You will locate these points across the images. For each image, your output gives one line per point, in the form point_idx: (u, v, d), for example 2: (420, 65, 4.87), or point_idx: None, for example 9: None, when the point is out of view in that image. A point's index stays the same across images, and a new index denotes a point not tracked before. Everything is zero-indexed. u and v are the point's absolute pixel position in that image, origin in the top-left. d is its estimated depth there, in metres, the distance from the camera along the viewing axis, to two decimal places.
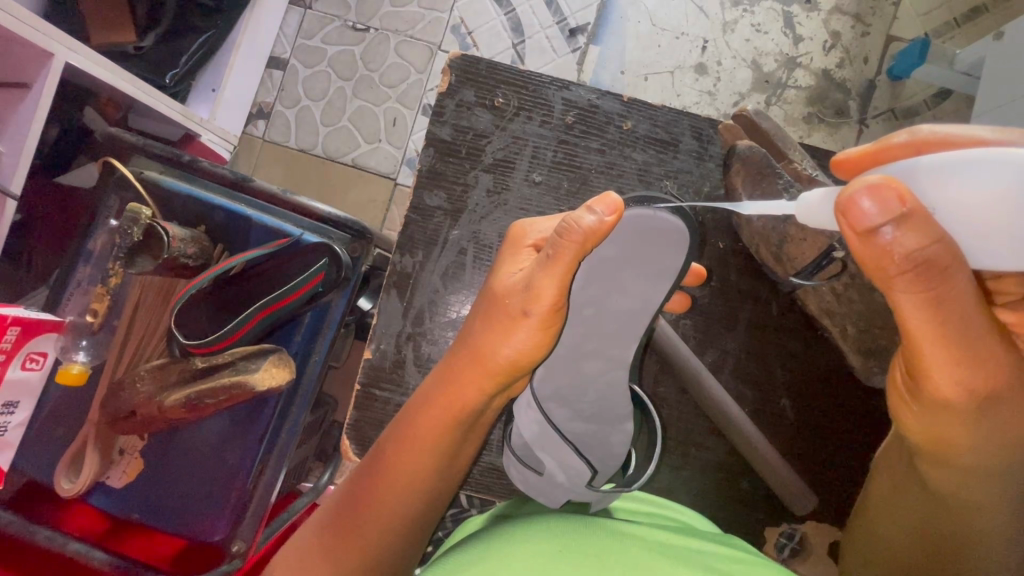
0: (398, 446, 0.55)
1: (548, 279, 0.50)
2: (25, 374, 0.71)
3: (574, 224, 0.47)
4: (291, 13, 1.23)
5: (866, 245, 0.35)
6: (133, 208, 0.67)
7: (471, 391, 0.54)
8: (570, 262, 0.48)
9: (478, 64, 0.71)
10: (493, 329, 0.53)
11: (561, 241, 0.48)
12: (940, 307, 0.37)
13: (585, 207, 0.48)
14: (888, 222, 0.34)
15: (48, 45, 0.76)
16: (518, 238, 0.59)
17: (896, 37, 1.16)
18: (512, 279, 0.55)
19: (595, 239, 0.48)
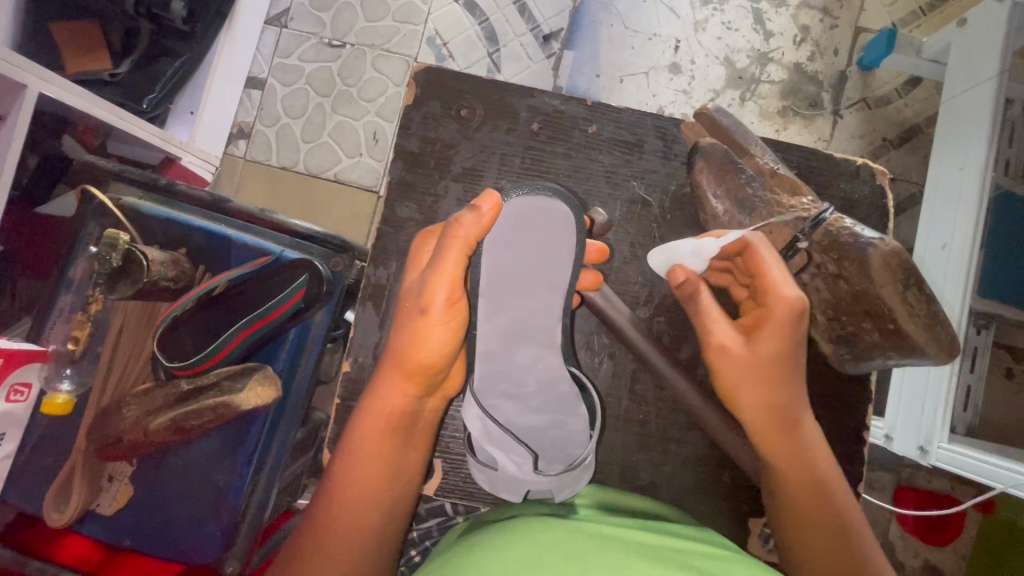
0: (353, 456, 0.56)
1: (437, 280, 0.55)
2: (9, 406, 0.71)
3: (457, 225, 0.55)
4: (266, 33, 1.24)
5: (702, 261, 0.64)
6: (111, 234, 0.66)
7: (397, 393, 0.58)
8: (458, 259, 0.55)
9: (444, 75, 0.72)
10: (405, 332, 0.57)
11: (448, 238, 0.55)
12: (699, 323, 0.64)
13: (464, 212, 0.56)
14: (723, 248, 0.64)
15: (21, 77, 0.77)
16: (421, 248, 0.61)
17: (864, 28, 1.18)
18: (416, 284, 0.58)
19: (483, 232, 0.55)
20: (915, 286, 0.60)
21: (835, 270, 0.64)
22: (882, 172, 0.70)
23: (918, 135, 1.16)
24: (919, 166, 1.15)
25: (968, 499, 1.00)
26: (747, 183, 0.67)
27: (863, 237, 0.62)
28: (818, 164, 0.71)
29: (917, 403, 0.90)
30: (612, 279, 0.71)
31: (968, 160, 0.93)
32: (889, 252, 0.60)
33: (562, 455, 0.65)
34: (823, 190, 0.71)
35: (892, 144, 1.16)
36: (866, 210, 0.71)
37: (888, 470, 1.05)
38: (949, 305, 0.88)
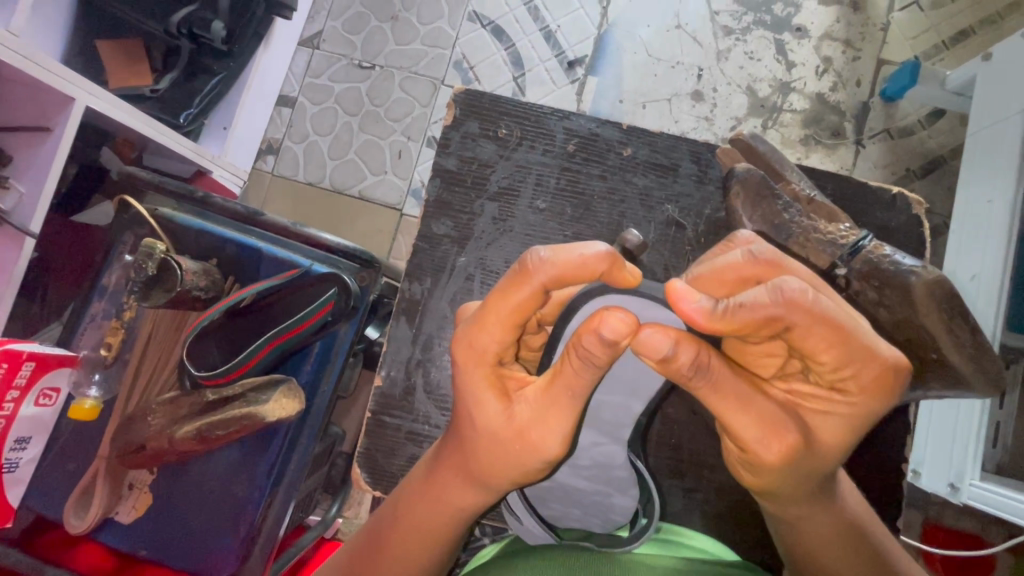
0: (390, 533, 0.50)
1: (553, 425, 0.43)
2: (38, 410, 0.73)
3: (588, 352, 0.39)
4: (300, 54, 1.28)
5: (679, 307, 0.40)
6: (148, 243, 0.70)
7: (450, 491, 0.48)
8: (577, 407, 0.42)
9: (482, 97, 0.73)
10: (497, 460, 0.45)
11: (571, 369, 0.41)
12: (701, 373, 0.40)
13: (598, 317, 0.39)
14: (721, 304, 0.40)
15: (68, 90, 0.80)
16: (476, 357, 0.44)
17: (886, 60, 1.20)
18: (510, 418, 0.43)
19: (641, 352, 0.41)
20: (960, 316, 0.60)
21: (877, 297, 0.64)
22: (917, 201, 0.70)
23: (943, 166, 1.16)
24: (944, 197, 1.15)
25: (999, 541, 0.97)
26: (785, 209, 0.66)
27: (904, 265, 0.62)
28: (852, 192, 0.71)
29: (947, 437, 0.89)
30: None
31: (996, 192, 0.93)
32: (931, 281, 0.60)
33: (604, 522, 0.59)
34: (857, 216, 0.71)
35: (916, 175, 1.16)
36: (902, 238, 0.70)
37: (915, 506, 1.02)
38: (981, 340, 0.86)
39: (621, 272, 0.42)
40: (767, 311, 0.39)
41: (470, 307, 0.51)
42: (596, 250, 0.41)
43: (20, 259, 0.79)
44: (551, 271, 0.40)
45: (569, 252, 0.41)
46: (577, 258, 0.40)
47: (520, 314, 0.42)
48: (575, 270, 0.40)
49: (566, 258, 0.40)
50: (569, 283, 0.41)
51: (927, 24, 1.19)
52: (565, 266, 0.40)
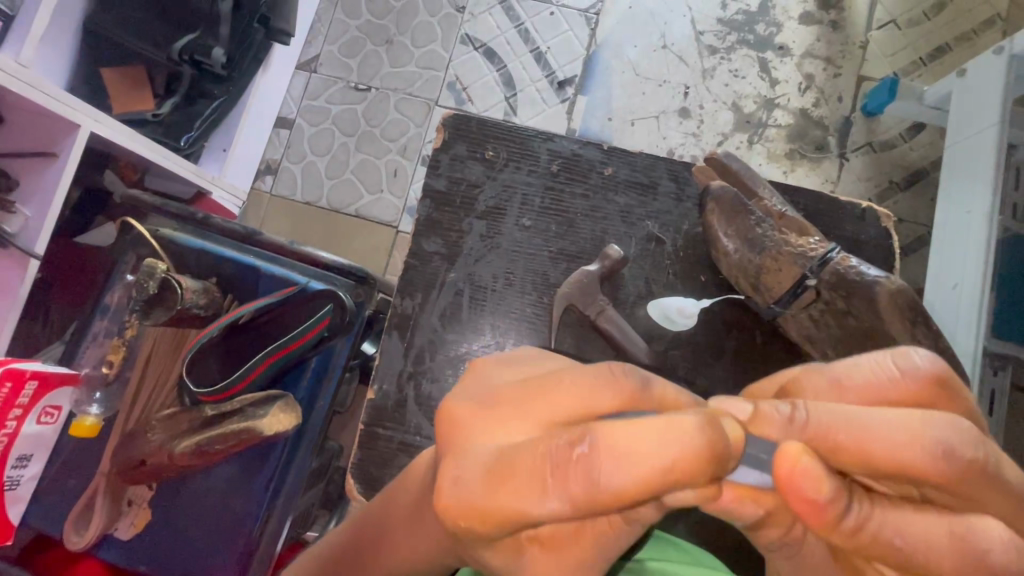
0: (386, 540, 0.51)
1: (574, 571, 0.39)
2: (40, 428, 0.75)
3: (640, 513, 0.37)
4: (297, 77, 1.31)
5: (805, 512, 0.33)
6: (151, 262, 0.72)
7: (432, 551, 0.48)
8: (594, 561, 0.39)
9: (470, 121, 0.77)
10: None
11: (609, 523, 0.37)
12: (783, 547, 0.40)
13: (663, 485, 0.33)
14: (851, 522, 0.33)
15: (73, 116, 0.83)
16: (485, 522, 0.35)
17: (866, 77, 1.23)
18: (515, 569, 0.39)
19: (723, 517, 0.36)
20: (921, 323, 0.62)
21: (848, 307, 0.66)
22: (887, 215, 0.73)
23: (924, 178, 1.19)
24: (926, 208, 1.18)
25: None
26: (757, 224, 0.69)
27: (868, 275, 0.64)
28: (826, 205, 0.74)
29: None
30: (628, 312, 0.72)
31: (973, 203, 0.96)
32: (895, 290, 0.63)
33: None
34: (831, 229, 0.73)
35: (898, 187, 1.19)
36: (875, 249, 0.73)
37: None
38: (962, 347, 0.88)
39: (729, 458, 0.31)
40: (914, 546, 0.34)
41: (460, 411, 0.39)
42: (699, 436, 0.30)
43: (24, 280, 0.82)
44: (609, 469, 0.32)
45: (648, 451, 0.31)
46: (675, 457, 0.30)
47: (557, 488, 0.33)
48: (657, 480, 0.31)
49: (643, 463, 0.31)
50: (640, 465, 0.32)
51: (905, 41, 1.24)
52: (644, 478, 0.31)
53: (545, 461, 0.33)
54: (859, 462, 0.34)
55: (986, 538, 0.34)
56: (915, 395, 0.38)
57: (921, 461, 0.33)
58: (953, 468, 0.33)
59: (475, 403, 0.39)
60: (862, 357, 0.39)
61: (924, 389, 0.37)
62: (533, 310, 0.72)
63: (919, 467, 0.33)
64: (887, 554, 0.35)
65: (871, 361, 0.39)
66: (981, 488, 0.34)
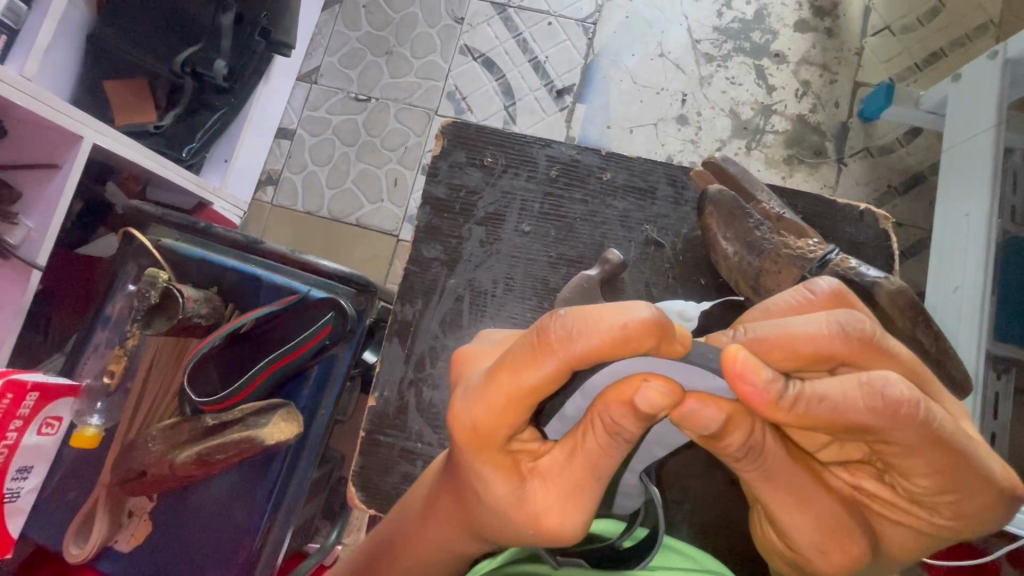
0: (404, 543, 0.52)
1: (573, 504, 0.42)
2: (40, 439, 0.74)
3: (619, 427, 0.39)
4: (298, 88, 1.33)
5: (748, 390, 0.37)
6: (153, 272, 0.73)
7: (441, 527, 0.50)
8: (587, 492, 0.42)
9: (469, 128, 0.77)
10: (507, 526, 0.44)
11: (595, 445, 0.40)
12: (750, 453, 0.42)
13: (633, 385, 0.38)
14: (792, 392, 0.37)
15: (77, 128, 0.84)
16: (480, 438, 0.42)
17: (862, 83, 1.24)
18: (519, 494, 0.43)
19: (686, 422, 0.40)
20: (923, 323, 0.63)
21: None
22: (885, 217, 0.73)
23: (923, 182, 1.19)
24: (925, 212, 1.18)
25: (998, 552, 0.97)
26: (756, 227, 0.68)
27: (868, 276, 0.64)
28: (824, 208, 0.74)
29: None
30: None
31: (972, 206, 0.96)
32: (895, 291, 0.63)
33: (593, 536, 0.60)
34: (829, 232, 0.73)
35: (897, 191, 1.19)
36: (872, 251, 0.73)
37: None
38: (964, 349, 0.88)
39: (670, 343, 0.36)
40: (845, 409, 0.38)
41: (471, 353, 0.49)
42: (641, 318, 0.36)
43: (26, 291, 0.82)
44: (576, 334, 0.37)
45: (602, 317, 0.36)
46: (619, 332, 0.35)
47: (534, 396, 0.39)
48: (613, 342, 0.36)
49: (601, 326, 0.36)
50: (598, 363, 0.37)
51: (900, 47, 1.25)
52: (601, 339, 0.36)
53: (521, 344, 0.38)
54: (786, 354, 0.41)
55: (893, 385, 0.38)
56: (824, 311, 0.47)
57: (827, 341, 0.41)
58: (851, 342, 0.41)
59: (483, 345, 0.49)
60: (781, 292, 0.49)
61: (829, 305, 0.47)
62: (533, 316, 0.72)
63: (827, 344, 0.41)
64: (834, 425, 0.39)
65: (788, 293, 0.48)
66: (878, 358, 0.42)
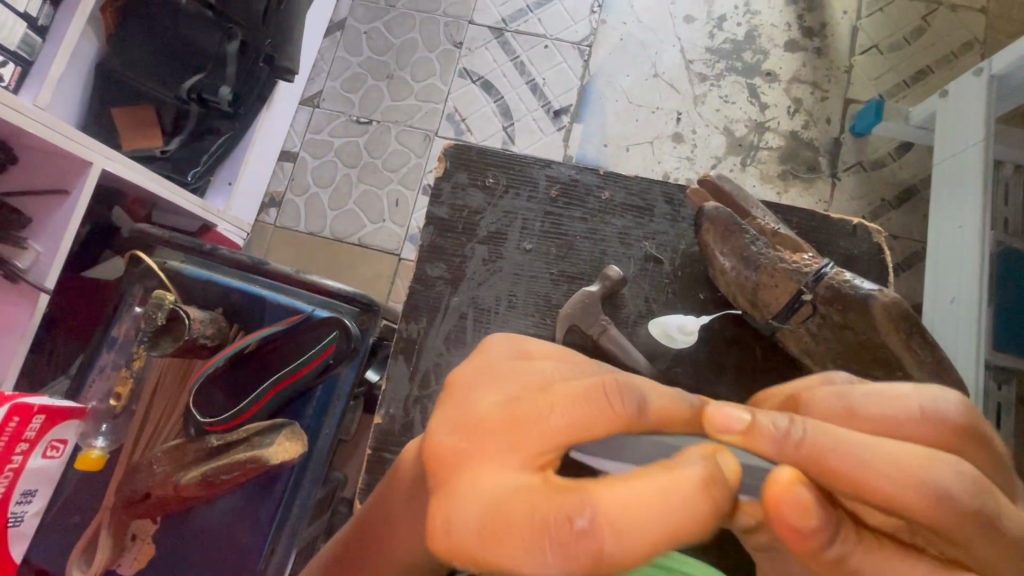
0: None
1: None
2: (45, 462, 0.75)
3: None
4: (301, 112, 1.35)
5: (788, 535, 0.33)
6: (159, 295, 0.74)
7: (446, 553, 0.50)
8: None
9: (469, 151, 0.79)
10: None
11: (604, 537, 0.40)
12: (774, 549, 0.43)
13: None
14: (836, 551, 0.33)
15: (86, 155, 0.86)
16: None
17: (853, 100, 1.27)
18: None
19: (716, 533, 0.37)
20: (919, 334, 0.62)
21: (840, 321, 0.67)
22: (878, 230, 0.74)
23: (916, 195, 1.21)
24: (920, 224, 1.20)
25: None
26: (752, 242, 0.69)
27: (864, 288, 0.65)
28: (819, 223, 0.76)
29: None
30: (629, 332, 0.73)
31: (966, 218, 0.97)
32: (889, 302, 0.63)
33: None
34: (824, 246, 0.75)
35: (892, 205, 1.21)
36: (866, 265, 0.74)
37: None
38: (963, 359, 0.89)
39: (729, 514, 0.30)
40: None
41: (445, 452, 0.35)
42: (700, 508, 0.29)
43: (34, 315, 0.83)
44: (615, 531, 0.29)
45: (649, 520, 0.29)
46: (673, 528, 0.29)
47: None
48: (654, 542, 0.29)
49: (647, 521, 0.29)
50: None
51: (889, 65, 1.28)
52: (653, 541, 0.29)
53: (535, 520, 0.30)
54: (857, 495, 0.33)
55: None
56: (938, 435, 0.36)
57: (918, 505, 0.33)
58: (951, 515, 0.33)
59: (457, 435, 0.35)
60: (897, 386, 0.38)
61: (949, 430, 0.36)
62: (536, 332, 0.73)
63: (913, 507, 0.33)
64: None
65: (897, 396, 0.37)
66: (983, 541, 0.34)
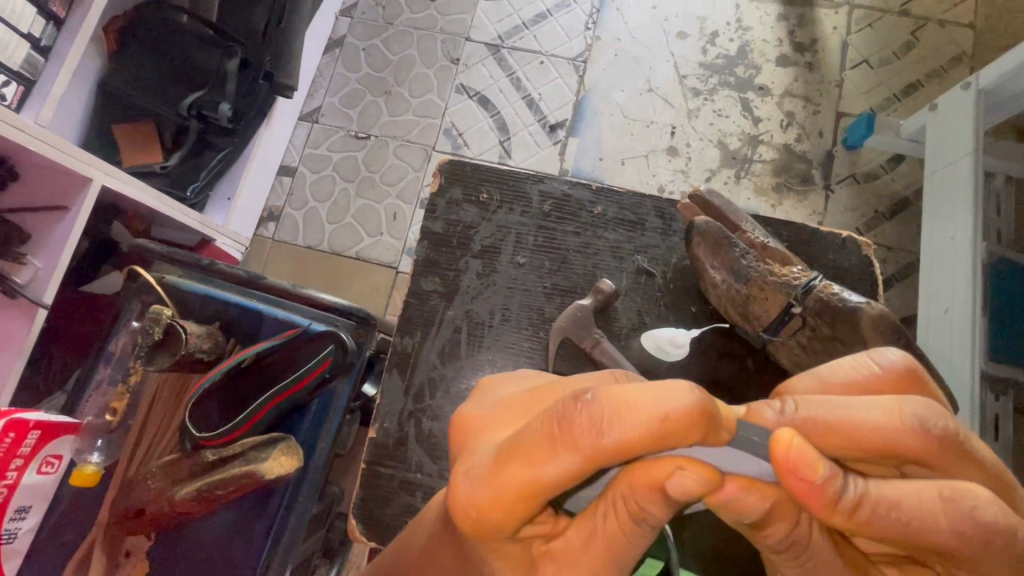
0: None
1: None
2: (40, 478, 0.74)
3: (644, 511, 0.39)
4: (299, 128, 1.37)
5: (808, 492, 0.36)
6: (156, 309, 0.73)
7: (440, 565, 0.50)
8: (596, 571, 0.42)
9: (464, 166, 0.80)
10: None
11: (615, 527, 0.40)
12: (791, 548, 0.41)
13: (666, 470, 0.37)
14: (856, 493, 0.37)
15: (86, 171, 0.87)
16: (485, 525, 0.41)
17: (844, 113, 1.29)
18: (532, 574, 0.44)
19: (731, 511, 0.39)
20: (905, 346, 0.64)
21: (829, 334, 0.67)
22: (867, 243, 0.75)
23: (909, 207, 1.23)
24: (912, 236, 1.21)
25: None
26: (742, 256, 0.71)
27: (851, 301, 0.66)
28: (809, 236, 0.76)
29: None
30: (622, 345, 0.73)
31: (958, 229, 0.98)
32: (876, 315, 0.65)
33: None
34: (814, 259, 0.76)
35: (884, 216, 1.23)
36: (857, 277, 0.75)
37: None
38: (958, 370, 0.89)
39: (715, 429, 0.35)
40: (917, 522, 0.38)
41: (474, 418, 0.49)
42: (683, 402, 0.35)
43: (31, 331, 0.83)
44: (602, 421, 0.36)
45: (639, 406, 0.36)
46: (658, 413, 0.35)
47: (548, 487, 0.38)
48: (650, 434, 0.35)
49: (635, 416, 0.35)
50: (631, 454, 0.36)
51: (879, 80, 1.30)
52: (634, 431, 0.35)
53: (544, 431, 0.38)
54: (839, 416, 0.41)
55: (983, 508, 0.39)
56: (892, 388, 0.47)
57: (898, 434, 0.41)
58: (930, 439, 0.41)
59: (486, 408, 0.49)
60: (843, 361, 0.48)
61: (897, 382, 0.47)
62: (529, 345, 0.73)
63: (899, 437, 0.41)
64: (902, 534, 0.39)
65: (852, 363, 0.48)
66: (957, 462, 0.42)
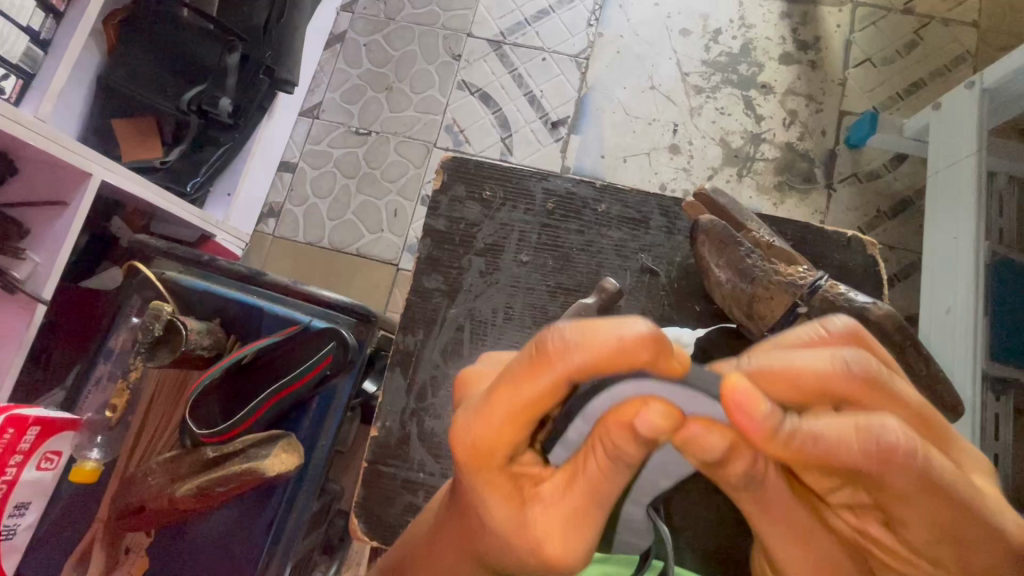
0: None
1: (576, 531, 0.42)
2: (39, 474, 0.74)
3: (620, 449, 0.39)
4: (300, 123, 1.36)
5: (745, 422, 0.37)
6: (157, 305, 0.73)
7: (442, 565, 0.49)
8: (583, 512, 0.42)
9: (467, 164, 0.79)
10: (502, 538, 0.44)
11: (596, 468, 0.40)
12: (753, 481, 0.43)
13: (633, 407, 0.38)
14: (789, 425, 0.37)
15: (86, 166, 0.86)
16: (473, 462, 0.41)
17: (847, 111, 1.28)
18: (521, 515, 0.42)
19: (690, 448, 0.40)
20: (911, 347, 0.64)
21: None
22: (872, 242, 0.75)
23: (912, 206, 1.22)
24: (914, 236, 1.21)
25: None
26: (748, 255, 0.70)
27: (858, 301, 0.66)
28: (813, 235, 0.76)
29: None
30: None
31: (960, 229, 0.98)
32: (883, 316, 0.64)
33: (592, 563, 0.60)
34: (818, 259, 0.75)
35: (887, 216, 1.22)
36: (861, 277, 0.75)
37: None
38: (960, 370, 0.89)
39: (667, 358, 0.36)
40: (837, 451, 0.38)
41: (471, 374, 0.50)
42: (638, 329, 0.36)
43: (30, 326, 0.83)
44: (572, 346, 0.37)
45: (603, 330, 0.37)
46: (616, 338, 0.36)
47: (530, 412, 0.39)
48: (609, 355, 0.36)
49: (600, 338, 0.37)
50: (603, 373, 0.37)
51: (882, 78, 1.29)
52: (599, 353, 0.36)
53: (520, 358, 0.39)
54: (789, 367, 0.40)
55: (891, 430, 0.38)
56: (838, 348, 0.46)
57: (833, 378, 0.41)
58: (858, 380, 0.41)
59: (483, 367, 0.50)
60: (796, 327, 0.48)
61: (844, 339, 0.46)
62: None
63: (834, 381, 0.41)
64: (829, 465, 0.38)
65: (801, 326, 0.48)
66: (889, 402, 0.42)
